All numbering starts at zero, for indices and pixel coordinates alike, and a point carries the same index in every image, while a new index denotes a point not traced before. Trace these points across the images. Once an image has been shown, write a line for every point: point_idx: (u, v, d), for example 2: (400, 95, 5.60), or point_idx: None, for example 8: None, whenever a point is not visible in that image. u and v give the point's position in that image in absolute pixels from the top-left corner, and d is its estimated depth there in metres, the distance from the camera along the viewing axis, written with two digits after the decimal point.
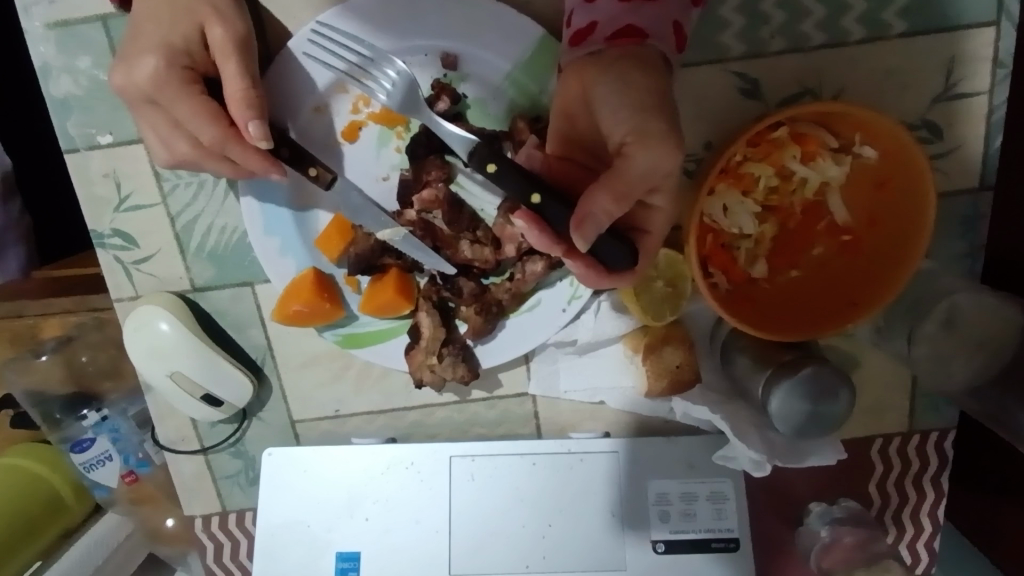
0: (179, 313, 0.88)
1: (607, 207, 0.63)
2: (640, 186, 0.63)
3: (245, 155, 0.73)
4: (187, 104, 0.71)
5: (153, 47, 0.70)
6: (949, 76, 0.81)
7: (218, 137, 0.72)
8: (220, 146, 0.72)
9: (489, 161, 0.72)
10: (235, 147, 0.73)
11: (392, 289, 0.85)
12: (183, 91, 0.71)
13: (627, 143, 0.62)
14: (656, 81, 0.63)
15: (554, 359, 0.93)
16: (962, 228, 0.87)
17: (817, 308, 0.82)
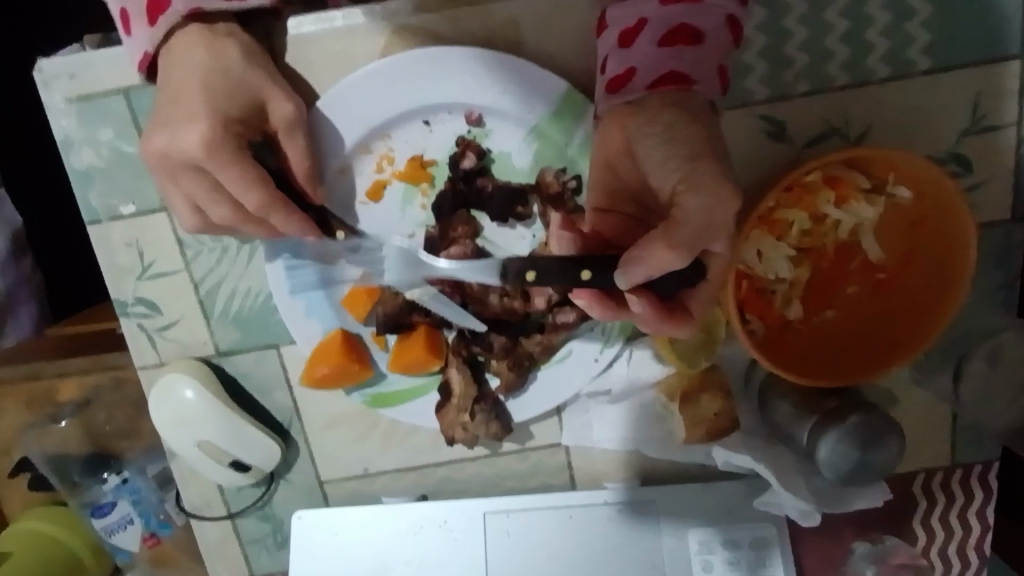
0: (204, 379, 0.87)
1: (665, 256, 0.62)
2: (700, 234, 0.62)
3: (288, 223, 0.74)
4: (231, 170, 0.70)
5: (194, 115, 0.68)
6: (976, 110, 0.80)
7: (263, 202, 0.72)
8: (264, 212, 0.73)
9: (527, 270, 0.68)
10: (278, 215, 0.73)
11: (421, 346, 0.83)
12: (226, 157, 0.69)
13: (678, 192, 0.62)
14: (702, 131, 0.62)
15: (586, 409, 0.90)
16: (998, 259, 0.85)
17: (858, 350, 0.81)
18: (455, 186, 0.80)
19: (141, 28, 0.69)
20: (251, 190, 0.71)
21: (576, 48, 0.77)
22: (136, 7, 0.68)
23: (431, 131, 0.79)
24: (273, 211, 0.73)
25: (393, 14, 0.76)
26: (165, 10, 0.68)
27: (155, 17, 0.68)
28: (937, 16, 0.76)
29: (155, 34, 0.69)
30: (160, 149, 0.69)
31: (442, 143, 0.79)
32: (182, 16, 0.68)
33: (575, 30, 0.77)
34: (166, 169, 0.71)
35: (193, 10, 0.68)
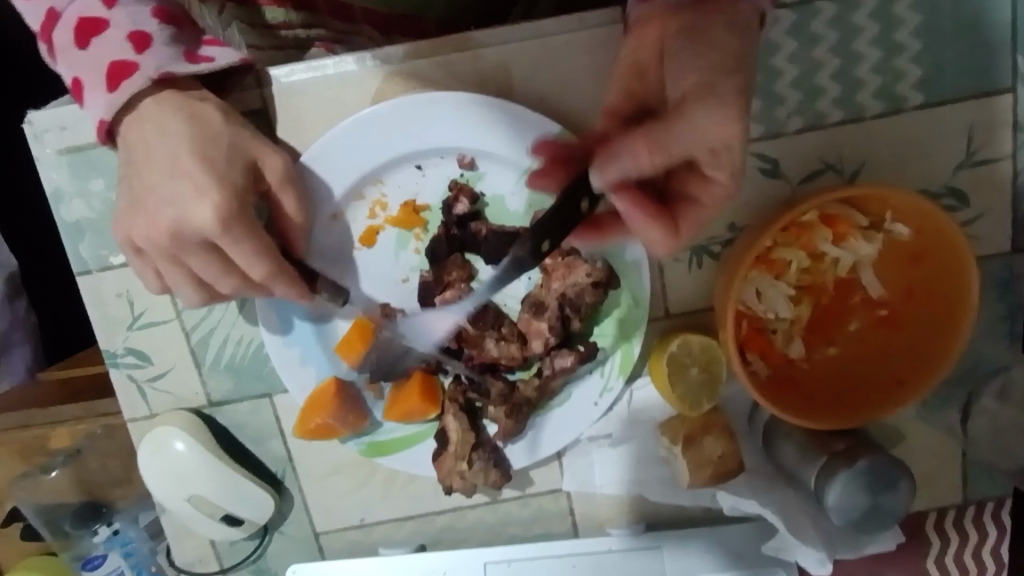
0: (196, 430, 0.85)
1: (641, 160, 0.59)
2: (689, 148, 0.58)
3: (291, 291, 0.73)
4: (244, 240, 0.67)
5: (204, 189, 0.65)
6: (970, 143, 0.79)
7: (271, 270, 0.70)
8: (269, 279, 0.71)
9: (542, 239, 0.68)
10: (280, 286, 0.72)
11: (418, 394, 0.81)
12: (240, 229, 0.67)
13: (686, 98, 0.58)
14: (734, 45, 0.60)
15: (587, 452, 0.88)
16: (999, 290, 0.84)
17: (862, 388, 0.80)
18: (450, 230, 0.79)
19: (100, 94, 0.66)
20: (259, 260, 0.68)
21: (567, 90, 0.77)
22: (96, 76, 0.67)
23: (424, 175, 0.79)
24: (281, 277, 0.71)
25: (386, 61, 0.76)
26: (131, 75, 0.66)
27: (118, 82, 0.66)
28: (926, 52, 0.77)
29: (114, 99, 0.66)
30: (173, 228, 0.66)
31: (436, 187, 0.79)
32: (149, 81, 0.66)
33: (567, 73, 0.77)
34: (169, 251, 0.68)
35: (161, 75, 0.67)
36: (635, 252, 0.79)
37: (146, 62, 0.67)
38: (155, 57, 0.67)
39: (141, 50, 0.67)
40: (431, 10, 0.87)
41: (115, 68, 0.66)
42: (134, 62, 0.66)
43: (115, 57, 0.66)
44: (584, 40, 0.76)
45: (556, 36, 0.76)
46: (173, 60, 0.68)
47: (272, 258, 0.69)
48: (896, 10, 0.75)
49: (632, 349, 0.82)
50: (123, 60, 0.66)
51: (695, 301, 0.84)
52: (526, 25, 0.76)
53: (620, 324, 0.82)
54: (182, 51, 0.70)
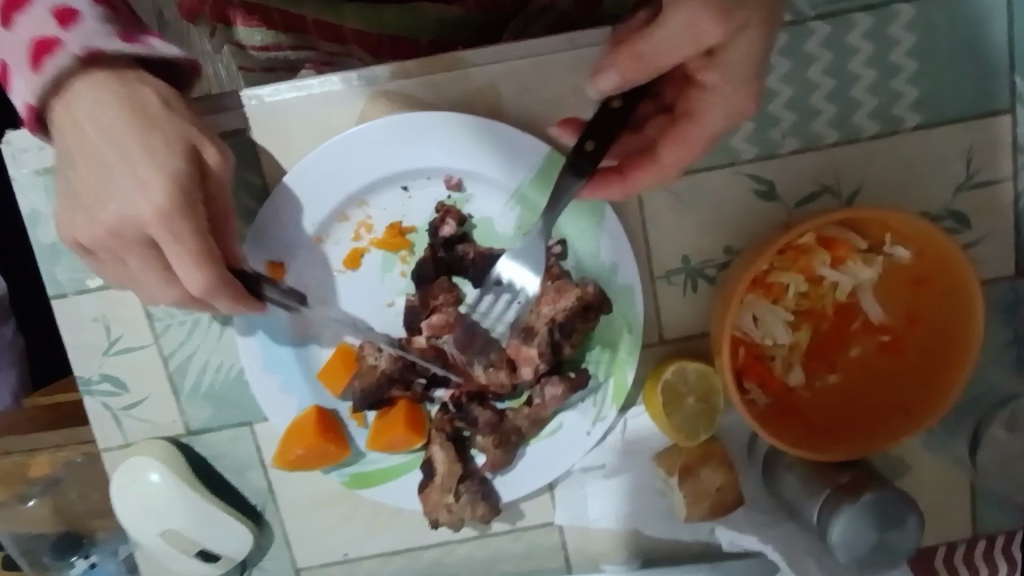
0: (170, 459, 0.81)
1: (620, 79, 0.59)
2: (662, 65, 0.57)
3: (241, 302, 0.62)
4: (188, 242, 0.56)
5: (146, 180, 0.53)
6: (970, 165, 0.78)
7: (216, 282, 0.58)
8: (213, 291, 0.59)
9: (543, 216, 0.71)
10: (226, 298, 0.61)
11: (403, 424, 0.79)
12: (183, 228, 0.55)
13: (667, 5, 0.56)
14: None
15: (582, 484, 0.84)
16: (1004, 315, 0.81)
17: (866, 417, 0.77)
18: (436, 253, 0.76)
19: (25, 79, 0.54)
20: (202, 267, 0.57)
21: (557, 111, 0.76)
22: (18, 57, 0.54)
23: (410, 196, 0.77)
24: (228, 288, 0.60)
25: (373, 81, 0.75)
26: (51, 53, 0.53)
27: (40, 61, 0.53)
28: (922, 73, 0.75)
29: (39, 83, 0.53)
30: (111, 226, 0.54)
31: (422, 209, 0.77)
32: (73, 60, 0.54)
33: (557, 93, 0.75)
34: (108, 250, 0.57)
35: (88, 52, 0.54)
36: (627, 276, 0.77)
37: (71, 37, 0.54)
38: (84, 32, 0.54)
39: (65, 23, 0.54)
40: (422, 30, 0.85)
41: (35, 44, 0.54)
42: (57, 39, 0.53)
43: (36, 31, 0.53)
44: (574, 60, 0.74)
45: (545, 57, 0.75)
46: (104, 36, 0.55)
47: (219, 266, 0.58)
48: (891, 31, 0.74)
49: (625, 376, 0.79)
50: (42, 35, 0.53)
51: (691, 326, 0.81)
52: (515, 45, 0.74)
53: (613, 350, 0.79)
54: (120, 28, 0.57)
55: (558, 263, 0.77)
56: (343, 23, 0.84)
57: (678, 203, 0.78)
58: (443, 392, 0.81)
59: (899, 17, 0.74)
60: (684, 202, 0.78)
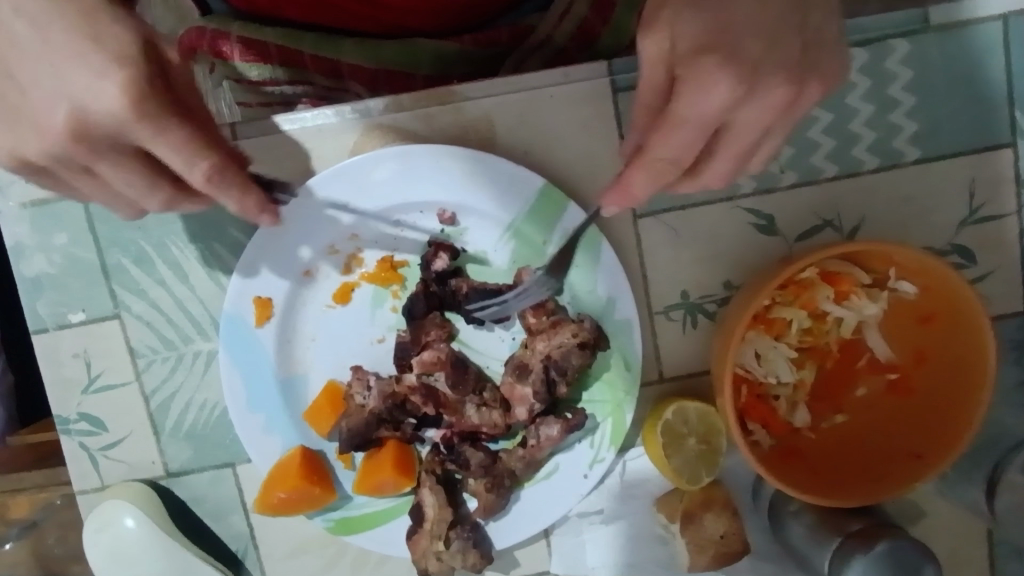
0: (145, 503, 0.77)
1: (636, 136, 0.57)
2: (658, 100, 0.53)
3: (242, 199, 0.56)
4: (171, 134, 0.49)
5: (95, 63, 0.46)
6: (972, 200, 0.76)
7: (217, 169, 0.52)
8: (211, 188, 0.53)
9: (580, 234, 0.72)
10: (229, 198, 0.55)
11: (391, 465, 0.75)
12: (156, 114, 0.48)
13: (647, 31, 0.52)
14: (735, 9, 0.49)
15: (578, 531, 0.80)
16: (1014, 353, 0.78)
17: (876, 461, 0.73)
18: (428, 286, 0.74)
19: None
20: (195, 159, 0.50)
21: (552, 145, 0.75)
22: None
23: (402, 231, 0.75)
24: (228, 183, 0.54)
25: (367, 114, 0.74)
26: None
27: None
28: (921, 107, 0.75)
29: None
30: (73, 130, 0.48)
31: (414, 243, 0.75)
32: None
33: (552, 127, 0.75)
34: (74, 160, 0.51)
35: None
36: (626, 311, 0.74)
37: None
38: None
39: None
40: (419, 65, 0.85)
41: None
42: None
43: None
44: (568, 94, 0.74)
45: (539, 91, 0.74)
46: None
47: (215, 151, 0.51)
48: (888, 66, 0.74)
49: (623, 418, 0.76)
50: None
51: (691, 365, 0.79)
52: (510, 80, 0.74)
53: (611, 389, 0.76)
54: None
55: (553, 298, 0.75)
56: (341, 57, 0.85)
57: (676, 237, 0.76)
58: (434, 432, 0.78)
59: (895, 52, 0.73)
60: (681, 236, 0.76)
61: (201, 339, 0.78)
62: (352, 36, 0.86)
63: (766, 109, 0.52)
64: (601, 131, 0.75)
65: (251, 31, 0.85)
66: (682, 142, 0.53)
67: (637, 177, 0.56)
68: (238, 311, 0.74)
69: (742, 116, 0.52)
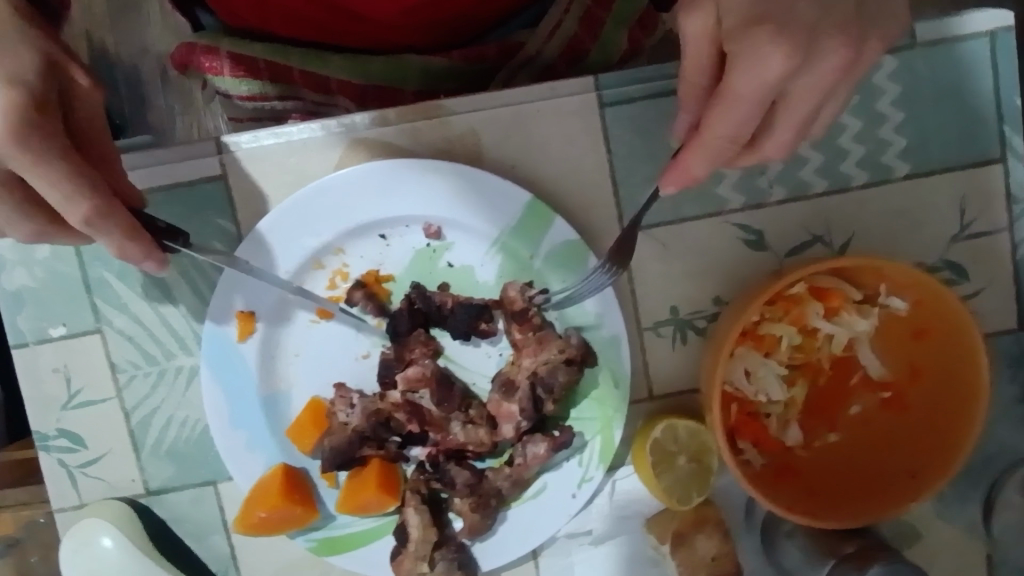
0: (123, 522, 0.76)
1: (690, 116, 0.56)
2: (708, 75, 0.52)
3: (119, 243, 0.56)
4: (55, 169, 0.51)
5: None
6: (963, 215, 0.76)
7: (97, 214, 0.54)
8: (84, 226, 0.54)
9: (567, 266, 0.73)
10: (108, 240, 0.56)
11: (375, 484, 0.73)
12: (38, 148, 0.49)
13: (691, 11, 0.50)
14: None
15: (568, 552, 0.78)
16: (1011, 370, 0.77)
17: (871, 481, 0.71)
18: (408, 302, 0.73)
19: None
20: (76, 199, 0.52)
21: (540, 159, 0.75)
22: None
23: (388, 245, 0.74)
24: (110, 225, 0.55)
25: (352, 129, 0.74)
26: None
27: None
28: (909, 121, 0.74)
29: None
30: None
31: (400, 257, 0.74)
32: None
33: (539, 140, 0.74)
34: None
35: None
36: (613, 327, 0.73)
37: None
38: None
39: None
40: (407, 81, 0.86)
41: None
42: None
43: None
44: (555, 108, 0.74)
45: (526, 105, 0.74)
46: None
47: (97, 197, 0.53)
48: (875, 81, 0.74)
49: (613, 435, 0.74)
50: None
51: (680, 381, 0.77)
52: (496, 94, 0.74)
53: (600, 406, 0.75)
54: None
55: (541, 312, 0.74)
56: (330, 74, 0.85)
57: (664, 251, 0.76)
58: (420, 450, 0.76)
59: (882, 67, 0.73)
60: (670, 251, 0.76)
61: (183, 354, 0.76)
62: (340, 51, 0.86)
63: (825, 77, 0.48)
64: (589, 145, 0.74)
65: (241, 45, 0.85)
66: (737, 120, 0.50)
67: (694, 158, 0.54)
68: (220, 326, 0.73)
69: (795, 88, 0.49)
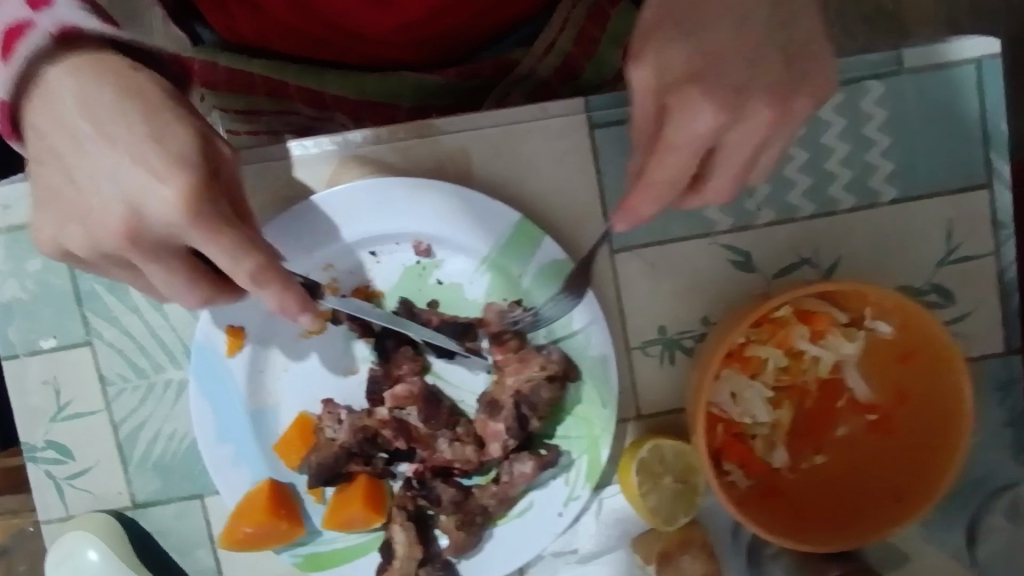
0: (107, 535, 0.75)
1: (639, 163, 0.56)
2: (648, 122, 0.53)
3: (281, 295, 0.60)
4: (225, 239, 0.55)
5: (161, 169, 0.53)
6: (950, 239, 0.76)
7: (261, 268, 0.58)
8: (256, 286, 0.59)
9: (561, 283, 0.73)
10: (269, 295, 0.60)
11: (360, 500, 0.73)
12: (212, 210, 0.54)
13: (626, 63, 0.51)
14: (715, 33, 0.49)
15: (553, 571, 0.78)
16: (999, 394, 0.77)
17: (857, 503, 0.71)
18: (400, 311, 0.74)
19: None
20: (243, 255, 0.56)
21: (530, 178, 0.75)
22: None
23: (378, 262, 0.75)
24: (271, 279, 0.59)
25: (345, 146, 0.75)
26: (24, 33, 0.54)
27: (10, 48, 0.54)
28: (896, 146, 0.75)
29: (8, 72, 0.54)
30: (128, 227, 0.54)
31: (390, 274, 0.75)
32: (49, 37, 0.55)
33: (529, 160, 0.75)
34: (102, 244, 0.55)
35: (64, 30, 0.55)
36: (601, 346, 0.73)
37: (42, 17, 0.55)
38: (55, 12, 0.55)
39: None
40: (402, 96, 0.87)
41: (6, 30, 0.54)
42: (27, 21, 0.54)
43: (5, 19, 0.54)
44: (545, 128, 0.75)
45: (517, 125, 0.75)
46: (81, 16, 0.56)
47: (259, 249, 0.58)
48: (863, 106, 0.74)
49: (599, 454, 0.74)
50: (11, 17, 0.54)
51: (668, 400, 0.78)
52: (487, 114, 0.74)
53: (586, 425, 0.75)
54: (99, 15, 0.58)
55: (525, 331, 0.75)
56: (325, 89, 0.86)
57: (652, 271, 0.76)
58: (407, 466, 0.76)
59: (869, 92, 0.74)
60: (658, 270, 0.76)
61: (172, 367, 0.77)
62: (336, 66, 0.86)
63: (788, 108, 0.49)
64: (578, 165, 0.75)
65: (237, 61, 0.85)
66: (678, 161, 0.53)
67: (657, 191, 0.55)
68: (208, 341, 0.73)
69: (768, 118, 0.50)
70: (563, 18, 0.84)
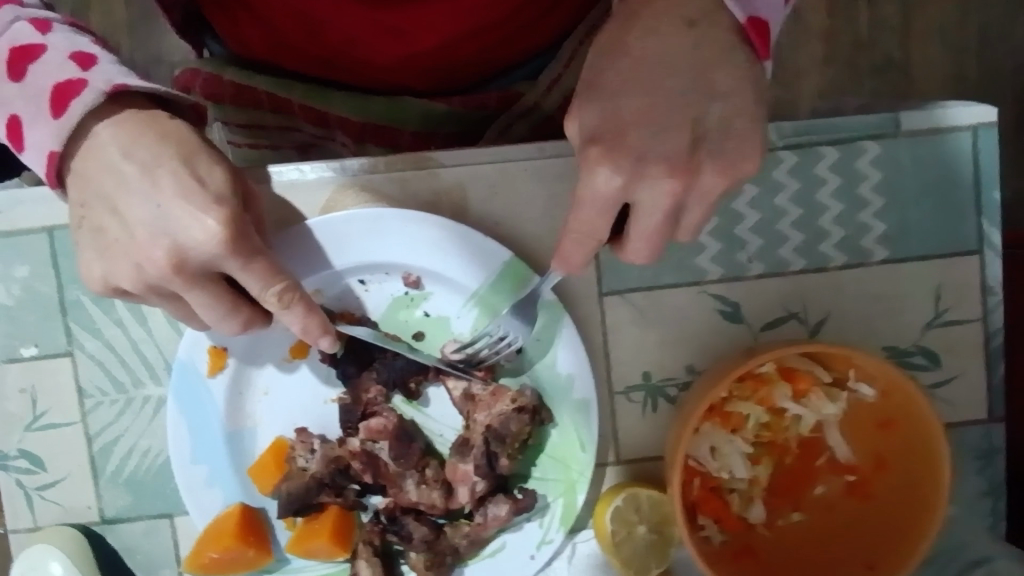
0: (73, 549, 0.74)
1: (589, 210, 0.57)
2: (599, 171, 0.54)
3: (304, 319, 0.60)
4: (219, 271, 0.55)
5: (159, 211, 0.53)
6: (938, 303, 0.76)
7: (288, 287, 0.58)
8: (283, 308, 0.59)
9: (550, 324, 0.73)
10: (293, 315, 0.60)
11: (327, 532, 0.72)
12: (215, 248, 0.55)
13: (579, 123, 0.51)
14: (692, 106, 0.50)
15: None
16: (978, 463, 0.77)
17: (829, 566, 0.71)
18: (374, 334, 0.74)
19: (46, 125, 0.55)
20: (273, 280, 0.57)
21: (523, 216, 0.75)
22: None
23: (365, 292, 0.74)
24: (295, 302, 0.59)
25: (342, 172, 0.75)
26: (78, 93, 0.55)
27: (65, 106, 0.55)
28: (890, 208, 0.75)
29: (63, 128, 0.55)
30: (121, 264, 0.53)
31: (378, 304, 0.74)
32: (102, 95, 0.55)
33: (522, 197, 0.75)
34: None
35: (114, 88, 0.55)
36: (583, 390, 0.73)
37: (93, 76, 0.55)
38: (104, 71, 0.56)
39: (44, 31, 0.57)
40: (407, 122, 0.85)
41: (58, 90, 0.55)
42: (80, 79, 0.55)
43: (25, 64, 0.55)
44: (541, 168, 0.75)
45: (513, 163, 0.75)
46: (124, 73, 0.57)
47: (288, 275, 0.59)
48: (858, 166, 0.75)
49: (575, 499, 0.74)
50: (66, 79, 0.55)
51: (648, 448, 0.77)
52: (485, 151, 0.75)
53: (565, 468, 0.75)
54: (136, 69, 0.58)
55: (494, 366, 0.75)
56: (329, 109, 0.85)
57: (641, 318, 0.76)
58: (378, 500, 0.76)
59: (866, 154, 0.75)
60: (646, 317, 0.76)
61: (152, 383, 0.76)
62: (345, 88, 0.86)
63: None
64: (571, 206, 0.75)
65: (243, 76, 0.85)
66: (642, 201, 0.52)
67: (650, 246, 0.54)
68: (190, 360, 0.72)
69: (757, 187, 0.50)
70: (570, 53, 0.83)
